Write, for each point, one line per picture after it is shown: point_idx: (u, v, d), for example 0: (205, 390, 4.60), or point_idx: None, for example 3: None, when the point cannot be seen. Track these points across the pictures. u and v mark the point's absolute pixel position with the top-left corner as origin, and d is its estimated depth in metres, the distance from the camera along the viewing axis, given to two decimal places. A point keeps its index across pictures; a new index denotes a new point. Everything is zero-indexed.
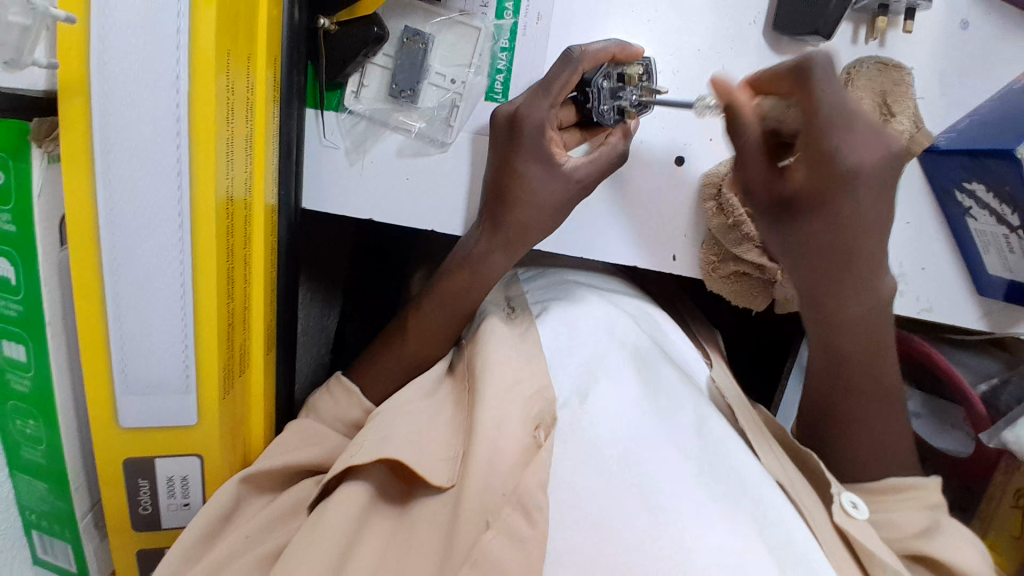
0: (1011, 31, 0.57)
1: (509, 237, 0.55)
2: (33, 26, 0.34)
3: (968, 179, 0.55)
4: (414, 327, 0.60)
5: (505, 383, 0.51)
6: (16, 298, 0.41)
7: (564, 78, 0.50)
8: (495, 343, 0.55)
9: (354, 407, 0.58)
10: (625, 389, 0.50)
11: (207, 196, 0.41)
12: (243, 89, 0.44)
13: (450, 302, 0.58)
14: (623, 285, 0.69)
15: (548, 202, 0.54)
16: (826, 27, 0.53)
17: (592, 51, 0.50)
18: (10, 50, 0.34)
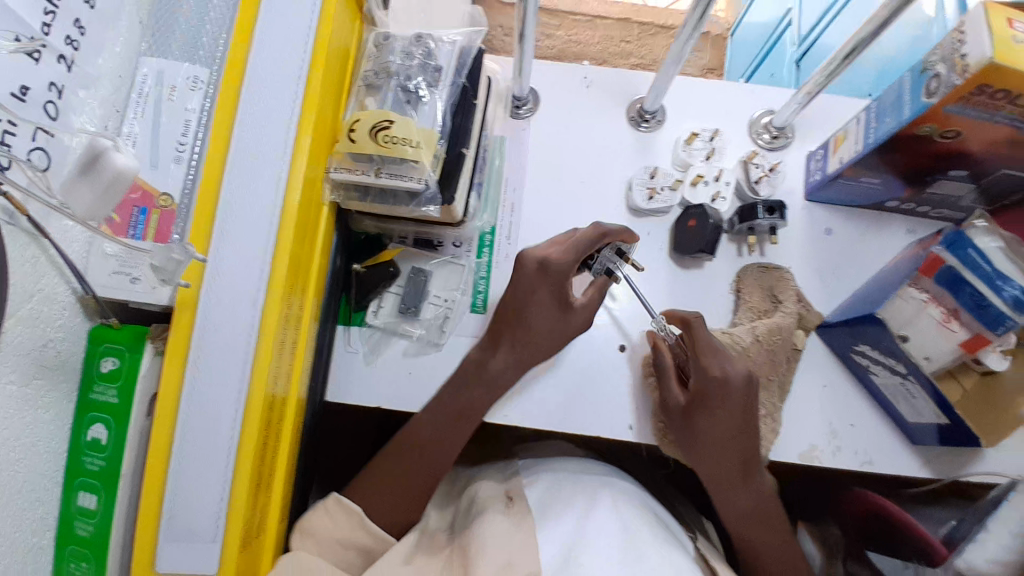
0: (866, 232, 0.78)
1: (518, 350, 0.69)
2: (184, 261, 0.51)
3: (857, 343, 0.70)
4: (421, 441, 0.68)
5: (498, 564, 0.57)
6: (103, 454, 0.54)
7: (587, 245, 0.69)
8: (490, 524, 0.62)
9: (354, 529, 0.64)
10: (605, 548, 0.58)
11: (261, 379, 0.55)
12: (296, 307, 0.62)
13: (442, 423, 0.69)
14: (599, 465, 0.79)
15: (556, 329, 0.69)
16: (709, 246, 0.73)
17: (610, 236, 0.70)
18: (166, 274, 0.51)
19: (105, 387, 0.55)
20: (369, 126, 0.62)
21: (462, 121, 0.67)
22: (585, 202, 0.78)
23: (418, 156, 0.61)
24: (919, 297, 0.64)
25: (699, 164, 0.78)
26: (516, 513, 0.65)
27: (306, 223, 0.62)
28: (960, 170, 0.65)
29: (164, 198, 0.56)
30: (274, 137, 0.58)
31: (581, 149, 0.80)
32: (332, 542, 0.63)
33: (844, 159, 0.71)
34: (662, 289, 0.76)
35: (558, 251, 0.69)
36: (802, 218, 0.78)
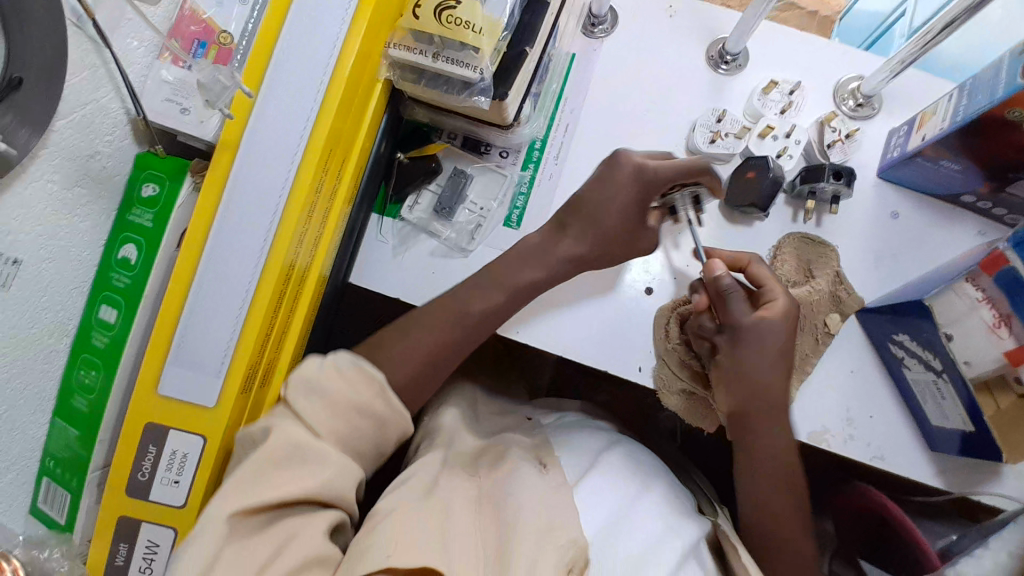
0: (937, 223, 0.72)
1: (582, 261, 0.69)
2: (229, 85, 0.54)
3: (895, 332, 0.66)
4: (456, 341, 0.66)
5: (542, 523, 0.54)
6: (129, 274, 0.56)
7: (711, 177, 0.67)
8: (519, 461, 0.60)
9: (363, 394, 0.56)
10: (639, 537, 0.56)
11: (286, 235, 0.56)
12: (331, 178, 0.62)
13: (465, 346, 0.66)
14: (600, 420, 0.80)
15: (629, 248, 0.69)
16: (761, 201, 0.69)
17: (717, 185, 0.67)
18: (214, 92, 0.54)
19: (141, 212, 0.57)
20: (435, 4, 0.61)
21: (531, 19, 0.65)
22: (642, 137, 0.75)
23: (478, 42, 0.60)
24: (974, 295, 0.59)
25: (771, 117, 0.72)
26: (553, 477, 0.60)
27: (354, 98, 0.62)
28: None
29: (224, 36, 0.56)
30: (336, 1, 0.58)
31: (649, 82, 0.76)
32: (345, 406, 0.55)
33: (926, 136, 0.65)
34: (684, 232, 0.73)
35: (664, 166, 0.68)
36: (870, 194, 0.73)
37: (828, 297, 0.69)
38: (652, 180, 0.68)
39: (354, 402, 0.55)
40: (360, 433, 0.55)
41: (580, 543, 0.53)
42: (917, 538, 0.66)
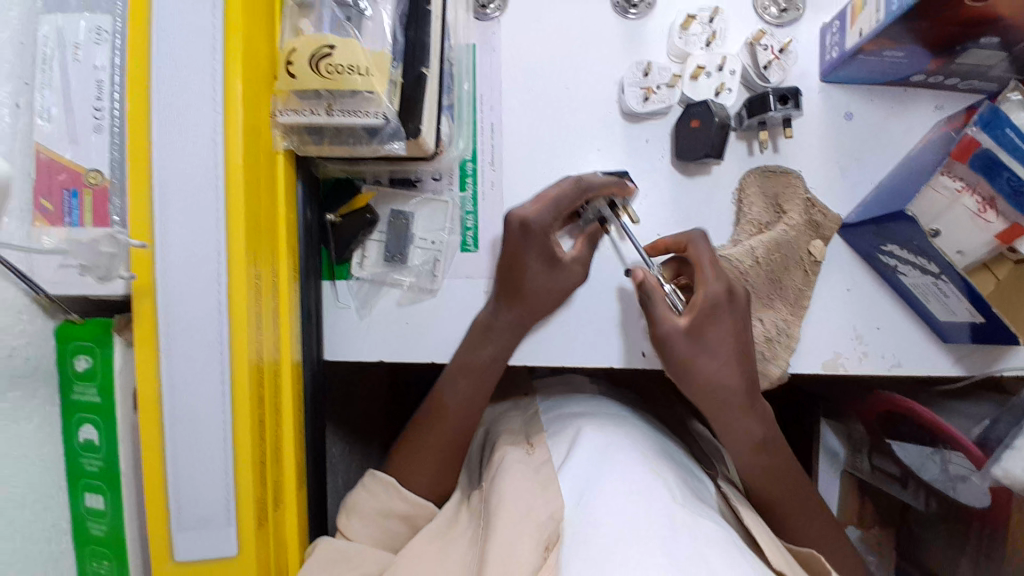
0: (894, 110, 0.69)
1: (522, 301, 0.66)
2: (116, 252, 0.51)
3: (882, 243, 0.63)
4: (446, 404, 0.68)
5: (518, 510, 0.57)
6: (98, 455, 0.54)
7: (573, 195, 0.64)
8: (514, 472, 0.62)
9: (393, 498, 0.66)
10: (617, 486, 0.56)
11: (242, 362, 0.53)
12: (268, 278, 0.57)
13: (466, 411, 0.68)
14: (616, 402, 0.80)
15: (557, 278, 0.66)
16: (714, 149, 0.65)
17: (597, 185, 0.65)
18: (102, 268, 0.51)
19: (83, 388, 0.53)
20: (307, 57, 0.52)
21: (418, 34, 0.55)
22: (573, 114, 0.70)
23: (370, 86, 0.52)
24: (953, 186, 0.58)
25: (698, 53, 0.67)
26: (536, 458, 0.65)
27: (261, 181, 0.56)
28: (992, 37, 0.56)
29: (94, 174, 0.52)
30: (200, 92, 0.50)
31: (562, 49, 0.70)
32: (376, 513, 0.66)
33: (864, 31, 0.60)
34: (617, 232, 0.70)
35: (536, 209, 0.63)
36: (819, 102, 0.69)
37: (805, 226, 0.67)
38: (534, 233, 0.63)
39: (392, 510, 0.66)
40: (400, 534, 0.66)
41: (557, 518, 0.55)
42: (949, 431, 0.69)
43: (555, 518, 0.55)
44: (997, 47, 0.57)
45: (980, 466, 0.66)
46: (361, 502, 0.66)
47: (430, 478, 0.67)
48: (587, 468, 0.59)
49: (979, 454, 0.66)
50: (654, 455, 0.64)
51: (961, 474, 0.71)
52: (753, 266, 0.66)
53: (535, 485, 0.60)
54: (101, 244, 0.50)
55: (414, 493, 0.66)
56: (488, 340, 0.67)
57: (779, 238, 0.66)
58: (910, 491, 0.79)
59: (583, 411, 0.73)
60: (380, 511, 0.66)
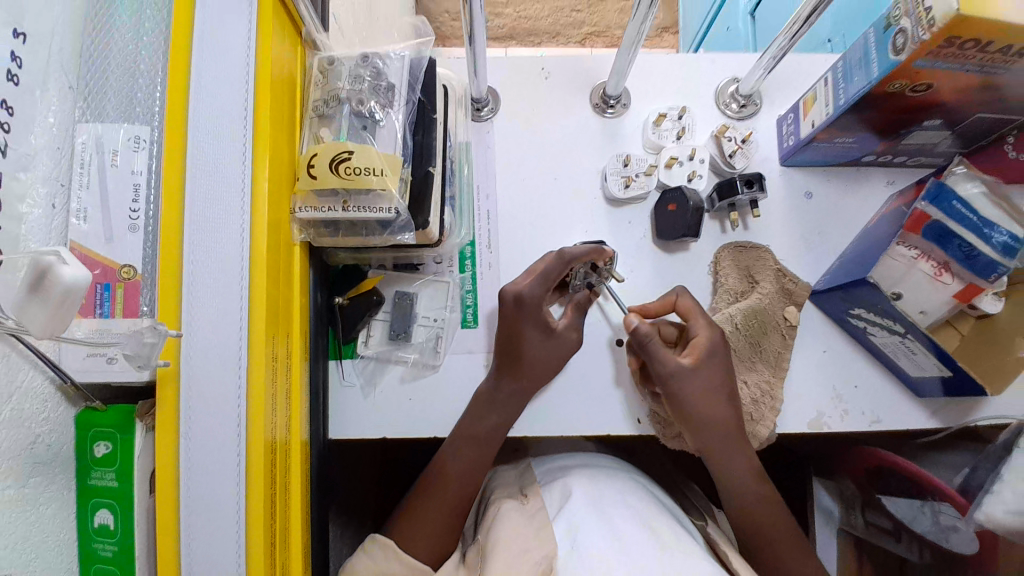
0: (845, 190, 0.77)
1: (521, 371, 0.69)
2: (157, 342, 0.48)
3: (850, 308, 0.69)
4: (446, 471, 0.70)
5: (515, 553, 0.58)
6: (111, 540, 0.54)
7: (557, 269, 0.69)
8: (509, 520, 0.64)
9: (392, 562, 0.64)
10: (606, 531, 0.59)
11: (258, 438, 0.55)
12: (282, 358, 0.60)
13: (467, 476, 0.69)
14: (612, 459, 0.81)
15: (548, 349, 0.70)
16: (690, 228, 0.71)
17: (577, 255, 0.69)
18: (141, 358, 0.48)
19: (101, 472, 0.55)
20: (328, 159, 0.59)
21: (426, 138, 0.65)
22: (562, 199, 0.77)
23: (384, 184, 0.59)
24: (908, 254, 0.65)
25: (671, 146, 0.76)
26: (531, 505, 0.67)
27: (280, 270, 0.60)
28: (934, 120, 0.64)
29: (127, 269, 0.56)
30: (230, 192, 0.56)
31: (549, 144, 0.78)
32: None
33: (817, 121, 0.69)
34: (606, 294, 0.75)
35: (529, 283, 0.69)
36: (781, 183, 0.77)
37: (778, 294, 0.73)
38: (528, 304, 0.68)
39: (390, 574, 0.64)
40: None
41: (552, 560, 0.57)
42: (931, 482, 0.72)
43: (547, 562, 0.57)
44: (938, 128, 0.65)
45: (965, 514, 0.68)
46: (361, 567, 0.64)
47: (431, 545, 0.67)
48: (579, 513, 0.62)
49: (961, 500, 0.69)
50: (645, 506, 0.66)
51: (951, 523, 0.72)
52: (733, 331, 0.72)
53: (528, 532, 0.62)
54: (137, 325, 0.53)
55: (415, 560, 0.65)
56: (491, 408, 0.70)
57: (755, 305, 0.71)
58: (905, 543, 0.80)
59: (577, 467, 0.74)
60: (378, 575, 0.64)
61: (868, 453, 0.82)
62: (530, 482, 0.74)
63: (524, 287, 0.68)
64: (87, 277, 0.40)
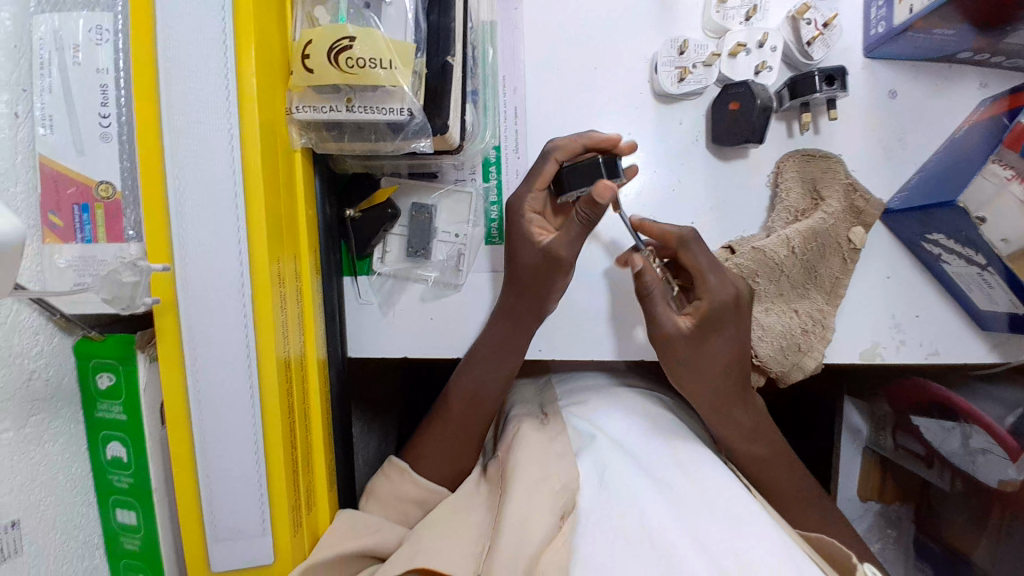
0: (939, 88, 0.65)
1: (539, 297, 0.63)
2: (141, 280, 0.47)
3: (928, 231, 0.61)
4: (454, 398, 0.67)
5: (535, 482, 0.57)
6: (128, 472, 0.53)
7: (535, 169, 0.60)
8: (527, 448, 0.62)
9: (408, 483, 0.65)
10: (633, 472, 0.57)
11: (269, 368, 0.51)
12: (291, 281, 0.54)
13: (476, 404, 0.67)
14: (640, 381, 0.79)
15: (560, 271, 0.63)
16: (755, 133, 0.61)
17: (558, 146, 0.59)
18: (126, 298, 0.47)
19: (109, 405, 0.52)
20: (325, 50, 0.49)
21: (441, 19, 0.53)
22: (601, 96, 0.66)
23: (394, 80, 0.49)
24: (1001, 173, 0.55)
25: (737, 29, 0.63)
26: (551, 428, 0.66)
27: (280, 180, 0.52)
28: None
29: (105, 187, 0.49)
30: (212, 94, 0.47)
31: (589, 27, 0.65)
32: (392, 499, 0.65)
33: (916, 6, 0.56)
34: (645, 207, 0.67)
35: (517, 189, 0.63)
36: (863, 79, 0.65)
37: (843, 213, 0.64)
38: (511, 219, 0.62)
39: (407, 496, 0.65)
40: (415, 517, 0.65)
41: (573, 490, 0.56)
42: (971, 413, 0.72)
43: (573, 489, 0.56)
44: None
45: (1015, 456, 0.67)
46: (380, 487, 0.66)
47: (442, 466, 0.66)
48: (606, 453, 0.59)
49: (1014, 445, 0.67)
50: (672, 437, 0.64)
51: (983, 447, 0.72)
52: (788, 256, 0.64)
53: (550, 458, 0.60)
54: (121, 273, 0.46)
55: (427, 479, 0.65)
56: (512, 331, 0.64)
57: (815, 228, 0.63)
58: (935, 470, 0.78)
59: (609, 394, 0.71)
60: (395, 496, 0.65)
61: (912, 379, 0.81)
62: (551, 401, 0.73)
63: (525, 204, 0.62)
64: (18, 226, 0.35)
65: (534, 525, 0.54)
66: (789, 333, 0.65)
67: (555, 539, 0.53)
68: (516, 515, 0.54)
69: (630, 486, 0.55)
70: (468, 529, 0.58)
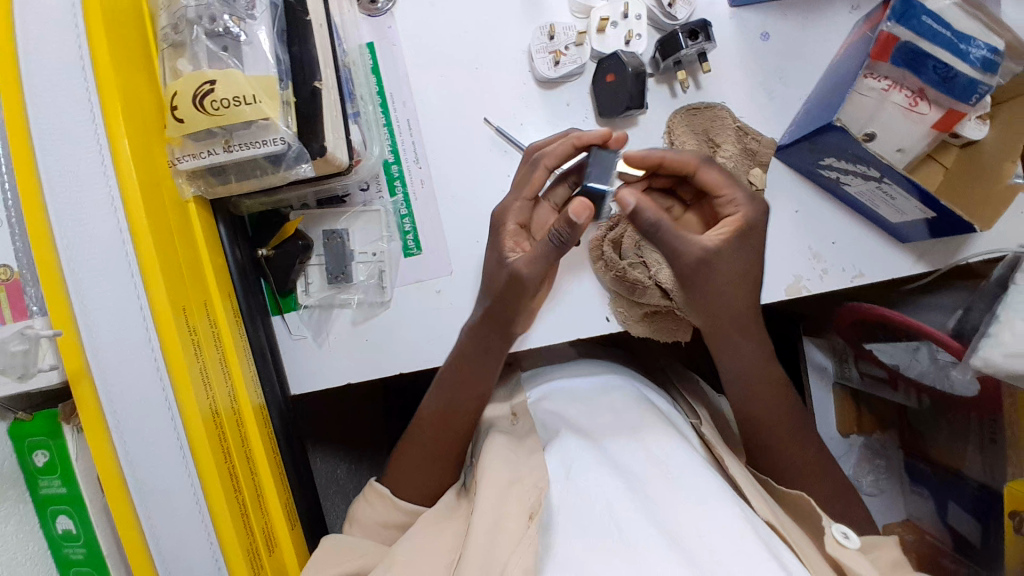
0: (808, 22, 0.67)
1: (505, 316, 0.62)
2: (31, 346, 0.47)
3: (821, 157, 0.62)
4: (429, 416, 0.67)
5: (502, 483, 0.57)
6: (79, 542, 0.54)
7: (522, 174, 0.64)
8: (495, 448, 0.62)
9: (391, 510, 0.66)
10: (600, 468, 0.56)
11: (194, 416, 0.51)
12: (205, 330, 0.55)
13: (449, 422, 0.66)
14: (608, 362, 0.78)
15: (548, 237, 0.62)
16: (633, 100, 0.63)
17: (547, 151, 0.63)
18: (19, 368, 0.47)
19: (48, 480, 0.53)
20: (191, 97, 0.51)
21: (303, 49, 0.55)
22: (487, 92, 0.68)
23: (262, 113, 0.51)
24: (879, 86, 0.60)
25: (601, 5, 0.65)
26: (520, 427, 0.66)
27: (174, 238, 0.54)
28: None
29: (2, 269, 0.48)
30: (87, 162, 0.49)
31: (462, 31, 0.67)
32: (376, 524, 0.66)
33: None
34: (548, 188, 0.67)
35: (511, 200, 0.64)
36: (733, 27, 0.67)
37: (738, 158, 0.67)
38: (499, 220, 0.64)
39: (390, 521, 0.66)
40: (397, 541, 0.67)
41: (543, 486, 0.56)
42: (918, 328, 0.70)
43: (542, 486, 0.55)
44: None
45: (959, 358, 0.66)
46: (361, 514, 0.67)
47: (419, 488, 0.66)
48: (573, 451, 0.59)
49: (958, 345, 0.66)
50: (639, 419, 0.64)
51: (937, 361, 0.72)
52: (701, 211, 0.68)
53: (519, 458, 0.61)
54: (9, 343, 0.46)
55: (408, 502, 0.66)
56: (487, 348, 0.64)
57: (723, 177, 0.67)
58: (901, 391, 0.81)
59: (584, 383, 0.71)
60: (379, 523, 0.66)
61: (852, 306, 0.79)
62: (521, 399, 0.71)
63: (510, 214, 0.64)
64: None
65: (502, 537, 0.53)
66: None
67: (521, 540, 0.51)
68: (483, 528, 0.54)
69: (596, 477, 0.55)
70: (446, 538, 0.59)
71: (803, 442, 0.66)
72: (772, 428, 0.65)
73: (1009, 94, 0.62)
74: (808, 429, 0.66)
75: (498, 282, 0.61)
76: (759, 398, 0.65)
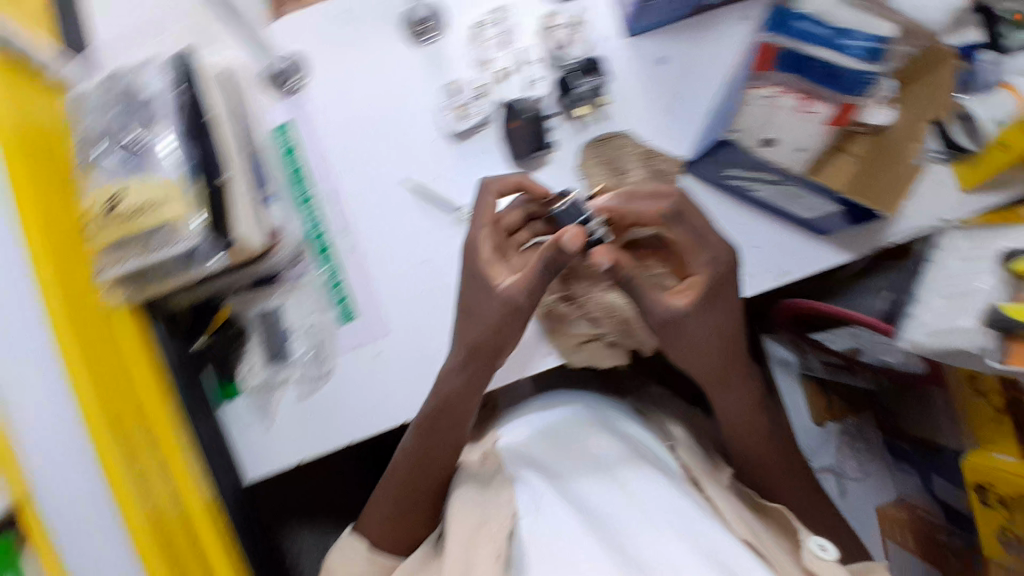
0: (700, 39, 0.68)
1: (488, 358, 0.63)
2: None
3: (726, 169, 0.64)
4: (398, 467, 0.68)
5: (472, 526, 0.58)
6: None
7: (507, 212, 0.66)
8: (461, 495, 0.62)
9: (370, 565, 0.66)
10: (569, 507, 0.57)
11: (136, 523, 0.54)
12: (143, 441, 0.58)
13: (422, 471, 0.66)
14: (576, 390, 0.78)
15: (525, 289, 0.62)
16: (538, 142, 0.66)
17: (528, 190, 0.65)
18: None
19: None
20: (100, 209, 0.53)
21: (204, 145, 0.56)
22: (397, 151, 0.68)
23: (169, 217, 0.53)
24: (769, 90, 0.57)
25: (495, 54, 0.67)
26: (489, 468, 0.65)
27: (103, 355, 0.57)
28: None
29: None
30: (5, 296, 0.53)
31: (365, 96, 0.68)
32: None
33: None
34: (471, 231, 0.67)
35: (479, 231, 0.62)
36: (629, 55, 0.68)
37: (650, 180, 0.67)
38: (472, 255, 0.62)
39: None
40: None
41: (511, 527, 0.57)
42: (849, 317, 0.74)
43: (513, 518, 0.57)
44: None
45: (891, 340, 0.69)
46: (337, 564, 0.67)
47: (396, 538, 0.67)
48: (548, 489, 0.59)
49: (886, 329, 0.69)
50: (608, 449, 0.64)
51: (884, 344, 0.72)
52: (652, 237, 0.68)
53: (487, 497, 0.61)
54: None
55: (387, 554, 0.67)
56: (465, 389, 0.64)
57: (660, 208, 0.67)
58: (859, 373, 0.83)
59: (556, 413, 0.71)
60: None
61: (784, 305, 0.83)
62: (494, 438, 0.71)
63: (480, 243, 0.62)
64: None
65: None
66: (633, 305, 0.67)
67: None
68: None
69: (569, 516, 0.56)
70: None
71: (770, 445, 0.67)
72: (745, 437, 0.67)
73: (910, 79, 0.64)
74: (766, 430, 0.67)
75: (487, 317, 0.61)
76: (740, 408, 0.66)
